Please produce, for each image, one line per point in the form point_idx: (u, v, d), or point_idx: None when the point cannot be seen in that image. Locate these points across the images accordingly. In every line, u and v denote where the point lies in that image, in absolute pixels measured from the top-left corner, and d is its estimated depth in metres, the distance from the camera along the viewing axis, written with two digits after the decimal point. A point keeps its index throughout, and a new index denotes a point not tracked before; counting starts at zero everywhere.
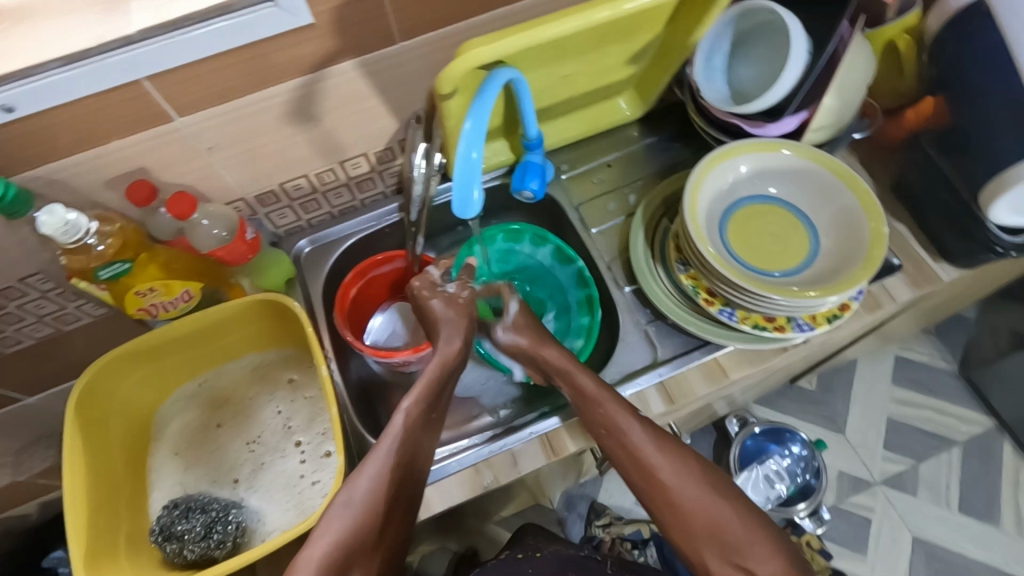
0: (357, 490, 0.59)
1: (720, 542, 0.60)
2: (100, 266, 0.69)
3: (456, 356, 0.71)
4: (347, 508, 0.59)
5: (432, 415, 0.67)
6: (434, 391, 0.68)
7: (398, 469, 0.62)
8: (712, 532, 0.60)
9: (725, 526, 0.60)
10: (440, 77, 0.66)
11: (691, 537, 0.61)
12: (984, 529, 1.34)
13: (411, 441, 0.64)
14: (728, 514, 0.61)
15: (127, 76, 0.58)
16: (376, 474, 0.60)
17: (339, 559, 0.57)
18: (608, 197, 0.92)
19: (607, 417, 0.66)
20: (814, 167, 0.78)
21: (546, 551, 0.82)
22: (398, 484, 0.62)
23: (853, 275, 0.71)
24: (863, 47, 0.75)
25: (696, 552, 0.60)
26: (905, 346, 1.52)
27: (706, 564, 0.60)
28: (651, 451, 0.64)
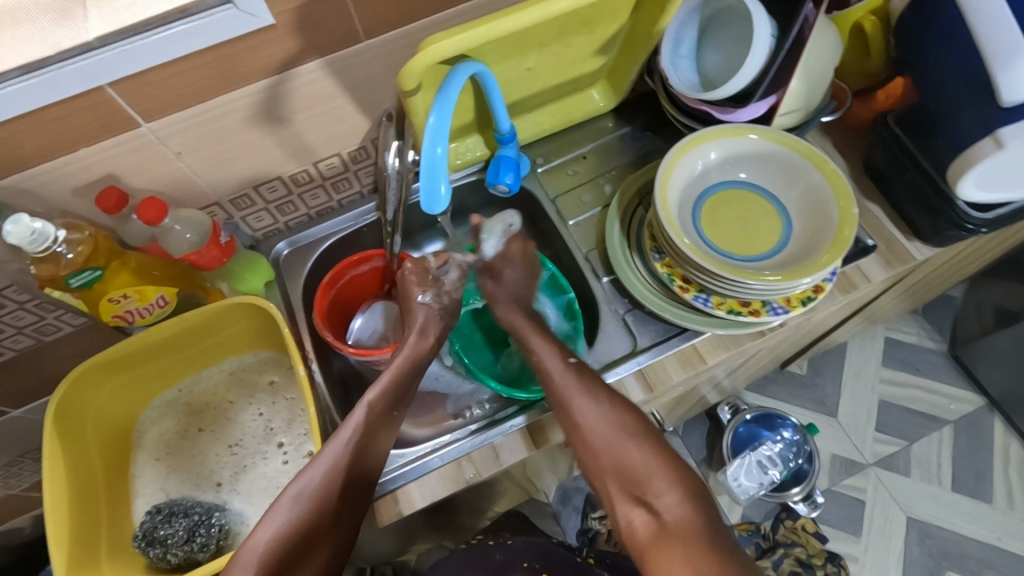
0: (306, 484, 0.62)
1: (622, 475, 0.61)
2: (70, 275, 0.68)
3: (420, 354, 0.74)
4: (294, 503, 0.61)
5: (393, 412, 0.70)
6: (400, 384, 0.72)
7: (352, 464, 0.64)
8: (620, 467, 0.61)
9: (632, 461, 0.61)
10: (403, 73, 0.66)
11: (598, 471, 0.62)
12: (977, 506, 1.35)
13: (365, 440, 0.66)
14: (633, 448, 0.61)
15: (89, 82, 0.58)
16: (329, 465, 0.63)
17: (283, 550, 0.59)
18: (583, 188, 0.92)
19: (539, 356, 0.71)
20: (783, 151, 0.79)
21: (516, 538, 0.89)
22: (350, 480, 0.64)
23: (823, 258, 0.72)
24: (825, 31, 0.75)
25: (603, 486, 0.62)
26: (893, 327, 1.53)
27: (611, 498, 0.61)
28: (569, 386, 0.67)
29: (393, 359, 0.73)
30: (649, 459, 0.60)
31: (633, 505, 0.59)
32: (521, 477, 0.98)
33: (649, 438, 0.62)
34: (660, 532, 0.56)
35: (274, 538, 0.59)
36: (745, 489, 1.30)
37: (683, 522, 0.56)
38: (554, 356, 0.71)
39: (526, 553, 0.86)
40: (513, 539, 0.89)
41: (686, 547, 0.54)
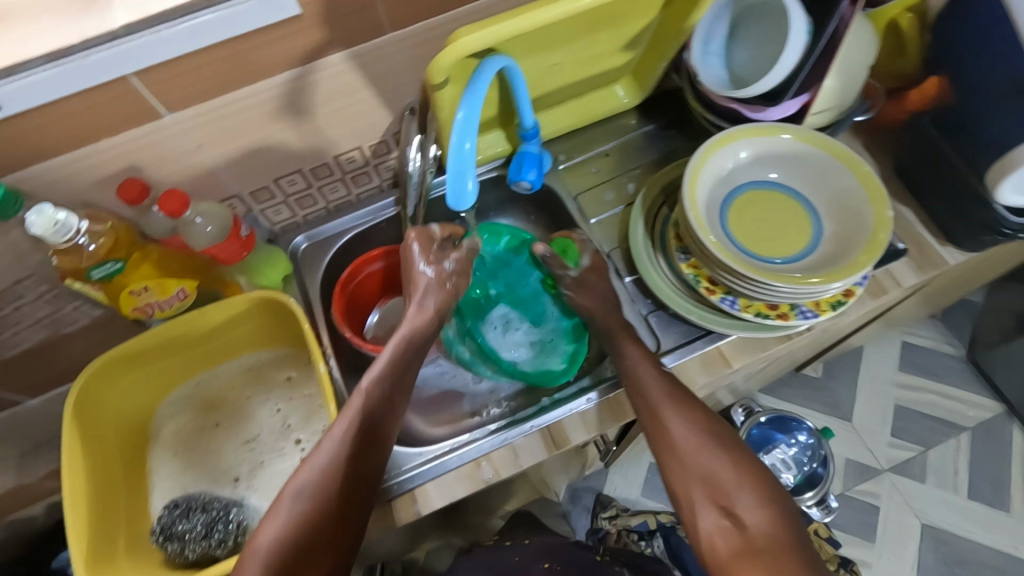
0: (302, 481, 0.62)
1: (710, 485, 0.62)
2: (92, 266, 0.68)
3: (417, 334, 0.73)
4: (296, 502, 0.61)
5: (392, 397, 0.69)
6: (397, 369, 0.71)
7: (351, 458, 0.63)
8: (707, 475, 0.63)
9: (716, 470, 0.63)
10: (431, 67, 0.65)
11: (684, 478, 0.64)
12: (994, 515, 1.33)
13: (364, 432, 0.65)
14: (722, 462, 0.63)
15: (113, 72, 0.58)
16: (327, 457, 0.63)
17: (287, 549, 0.59)
18: (606, 186, 0.91)
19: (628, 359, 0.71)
20: (815, 151, 0.77)
21: (535, 539, 0.90)
22: (352, 473, 0.63)
23: (855, 261, 0.70)
24: (862, 27, 0.73)
25: (686, 494, 0.63)
26: (910, 331, 1.51)
27: (693, 504, 0.63)
28: (657, 392, 0.68)
29: (389, 343, 0.72)
30: (734, 471, 0.63)
31: (715, 513, 0.61)
32: (535, 478, 0.98)
33: (731, 449, 0.64)
34: (744, 542, 0.58)
35: (276, 538, 0.59)
36: None
37: (769, 533, 0.59)
38: (642, 359, 0.71)
39: (544, 554, 0.85)
40: (530, 540, 0.89)
41: (776, 558, 0.57)
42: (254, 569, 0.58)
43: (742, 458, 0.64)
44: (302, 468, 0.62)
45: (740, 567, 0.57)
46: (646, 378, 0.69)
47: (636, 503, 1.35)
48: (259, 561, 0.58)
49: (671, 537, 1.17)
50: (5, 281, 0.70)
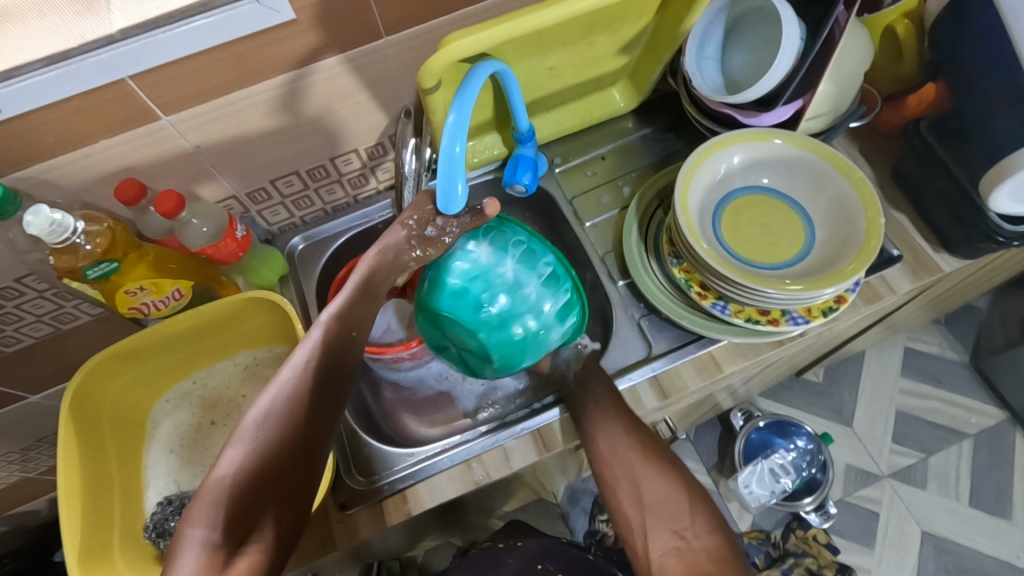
0: (263, 415, 0.59)
1: (661, 511, 0.67)
2: (88, 266, 0.68)
3: (378, 270, 0.67)
4: (257, 436, 0.58)
5: (350, 334, 0.65)
6: (358, 304, 0.66)
7: (311, 392, 0.61)
8: (660, 503, 0.67)
9: (664, 494, 0.67)
10: (423, 71, 0.65)
11: (638, 505, 0.67)
12: (995, 523, 1.32)
13: (325, 366, 0.62)
14: (672, 489, 0.68)
15: (110, 75, 0.59)
16: (284, 393, 0.60)
17: (248, 480, 0.56)
18: (602, 189, 0.91)
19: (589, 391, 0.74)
20: (807, 156, 0.77)
21: (528, 540, 0.89)
22: (314, 410, 0.60)
23: (844, 269, 0.70)
24: (854, 34, 0.74)
25: (638, 518, 0.67)
26: (913, 336, 1.49)
27: (646, 528, 0.66)
28: (617, 421, 0.70)
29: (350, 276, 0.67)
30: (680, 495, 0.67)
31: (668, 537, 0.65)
32: (530, 478, 0.96)
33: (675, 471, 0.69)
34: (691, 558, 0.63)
35: (239, 467, 0.56)
36: (756, 497, 1.29)
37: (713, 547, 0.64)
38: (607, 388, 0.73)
39: (539, 555, 0.86)
40: (523, 542, 0.89)
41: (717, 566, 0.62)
42: (214, 502, 0.55)
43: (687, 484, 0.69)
44: (261, 398, 0.60)
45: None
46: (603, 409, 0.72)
47: None
48: (221, 492, 0.55)
49: None
50: (7, 278, 0.72)
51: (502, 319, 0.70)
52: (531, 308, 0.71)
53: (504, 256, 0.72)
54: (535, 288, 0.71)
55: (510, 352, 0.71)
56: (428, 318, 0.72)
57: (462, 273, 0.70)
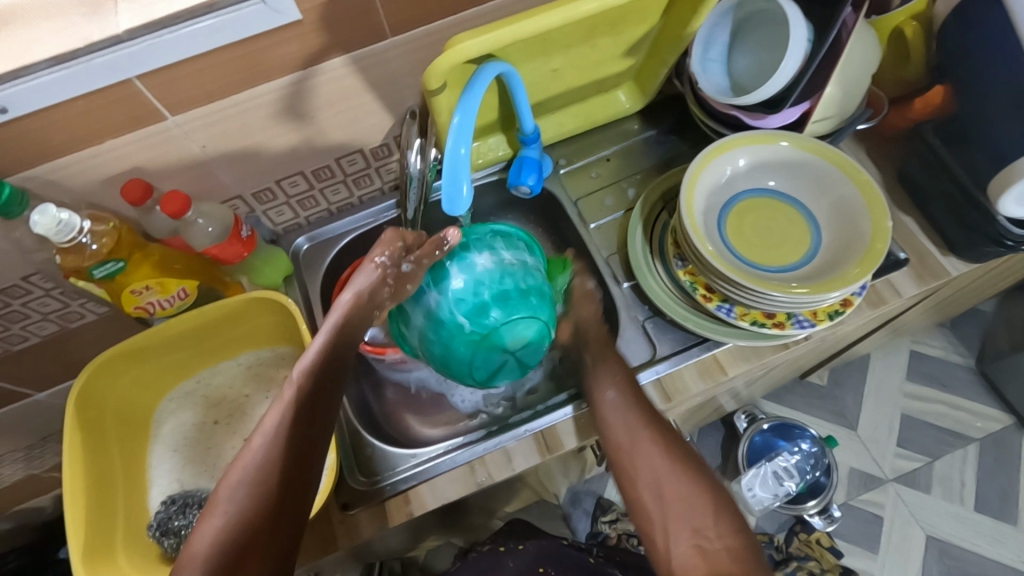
0: (237, 479, 0.58)
1: (684, 507, 0.61)
2: (94, 266, 0.69)
3: (355, 311, 0.66)
4: (229, 503, 0.57)
5: (324, 385, 0.63)
6: (330, 360, 0.64)
7: (284, 451, 0.59)
8: (683, 500, 0.62)
9: (687, 488, 0.62)
10: (428, 72, 0.65)
11: (660, 501, 0.62)
12: (1000, 528, 1.31)
13: (299, 421, 0.61)
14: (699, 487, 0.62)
15: (116, 75, 0.59)
16: (257, 460, 0.59)
17: (222, 553, 0.55)
18: (606, 191, 0.90)
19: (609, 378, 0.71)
20: (814, 159, 0.77)
21: (528, 542, 0.89)
22: (288, 474, 0.59)
23: (850, 272, 0.70)
24: (862, 36, 0.73)
25: (659, 513, 0.62)
26: (918, 339, 1.49)
27: (665, 525, 0.61)
28: (637, 410, 0.68)
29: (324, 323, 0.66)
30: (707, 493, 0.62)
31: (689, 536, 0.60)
32: (533, 480, 0.98)
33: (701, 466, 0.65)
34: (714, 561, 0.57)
35: (215, 539, 0.56)
36: (760, 500, 1.27)
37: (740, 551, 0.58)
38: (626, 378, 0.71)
39: (541, 557, 0.87)
40: (525, 544, 0.89)
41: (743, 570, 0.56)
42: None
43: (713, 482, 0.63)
44: (236, 466, 0.59)
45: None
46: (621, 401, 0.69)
47: None
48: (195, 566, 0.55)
49: None
50: (13, 277, 0.72)
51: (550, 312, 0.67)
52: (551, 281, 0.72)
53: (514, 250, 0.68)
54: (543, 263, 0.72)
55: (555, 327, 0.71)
56: (486, 365, 0.65)
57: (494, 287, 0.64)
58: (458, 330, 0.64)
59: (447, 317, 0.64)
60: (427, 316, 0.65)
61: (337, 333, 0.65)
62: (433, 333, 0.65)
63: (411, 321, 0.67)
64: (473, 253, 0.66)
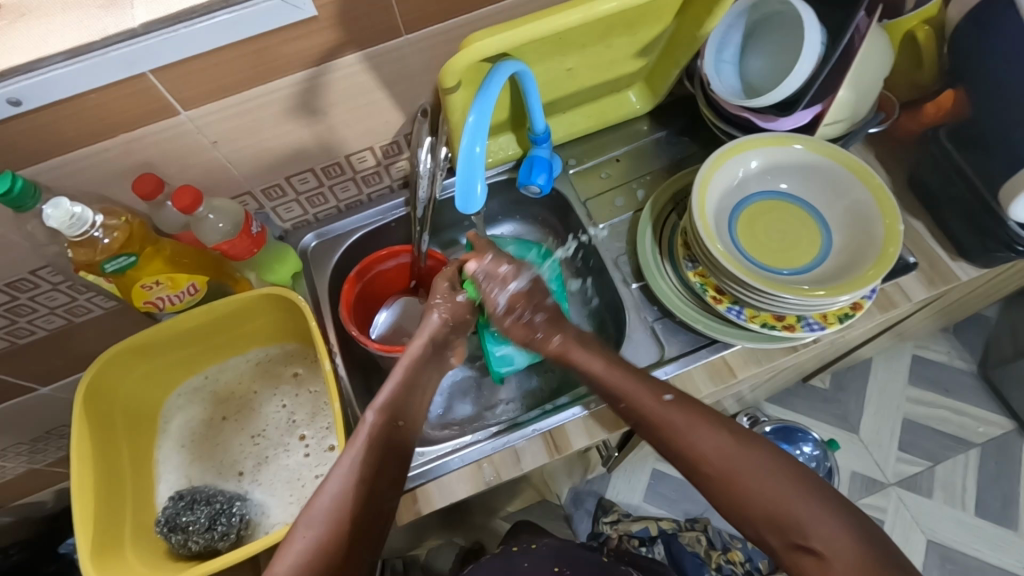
0: (318, 509, 0.59)
1: (773, 519, 0.58)
2: (106, 260, 0.68)
3: (425, 354, 0.72)
4: (309, 528, 0.58)
5: (396, 423, 0.66)
6: (401, 396, 0.68)
7: (362, 485, 0.61)
8: (769, 514, 0.58)
9: (788, 506, 0.58)
10: (445, 69, 0.65)
11: (746, 518, 0.60)
12: (1001, 533, 1.31)
13: (376, 456, 0.63)
14: (781, 489, 0.59)
15: (132, 69, 0.59)
16: (337, 491, 0.60)
17: None
18: (616, 192, 0.90)
19: (630, 401, 0.67)
20: (826, 162, 0.77)
21: (540, 544, 0.88)
22: (364, 505, 0.60)
23: (863, 275, 0.70)
24: (876, 41, 0.73)
25: (754, 530, 0.60)
26: (921, 344, 1.49)
27: (765, 540, 0.59)
28: (682, 433, 0.64)
29: (394, 370, 0.70)
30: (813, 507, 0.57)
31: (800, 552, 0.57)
32: (537, 481, 0.99)
33: (796, 473, 0.60)
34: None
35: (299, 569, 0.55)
36: None
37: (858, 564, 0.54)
38: (648, 392, 0.66)
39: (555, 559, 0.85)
40: (538, 545, 0.88)
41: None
42: None
43: (813, 488, 0.59)
44: (316, 499, 0.59)
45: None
46: (682, 427, 0.64)
47: (638, 509, 1.36)
48: None
49: (673, 543, 1.15)
50: (22, 270, 0.72)
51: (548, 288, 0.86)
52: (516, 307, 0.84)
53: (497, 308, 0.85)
54: None
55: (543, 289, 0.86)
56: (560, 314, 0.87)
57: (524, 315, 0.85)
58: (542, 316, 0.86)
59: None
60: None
61: (407, 379, 0.70)
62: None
63: (513, 338, 0.84)
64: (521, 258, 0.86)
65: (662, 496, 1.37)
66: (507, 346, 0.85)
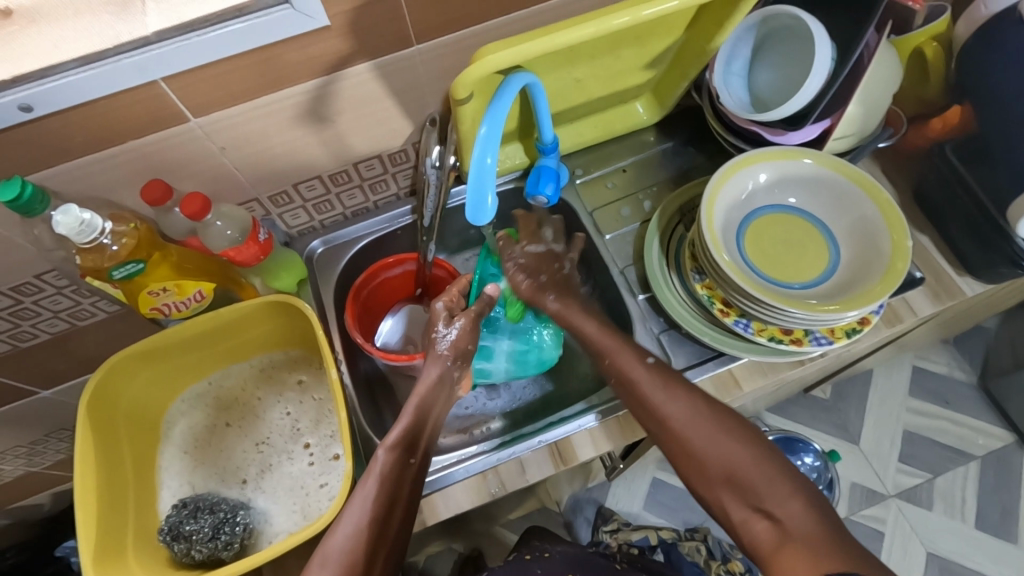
0: (333, 545, 0.59)
1: (735, 485, 0.60)
2: (114, 266, 0.68)
3: (429, 398, 0.71)
4: (324, 568, 0.58)
5: (409, 460, 0.65)
6: (415, 429, 0.68)
7: (376, 522, 0.61)
8: (731, 480, 0.60)
9: (748, 473, 0.59)
10: (459, 78, 0.65)
11: (707, 483, 0.62)
12: (1001, 546, 1.31)
13: (389, 490, 0.63)
14: (745, 459, 0.60)
15: (144, 77, 0.59)
16: (351, 530, 0.60)
17: None
18: (622, 202, 0.90)
19: (615, 365, 0.70)
20: (835, 176, 0.77)
21: (554, 551, 0.87)
22: (377, 544, 0.60)
23: (871, 290, 0.70)
24: (887, 59, 0.74)
25: (714, 497, 0.62)
26: (922, 355, 1.49)
27: (726, 507, 0.61)
28: (656, 393, 0.66)
29: (407, 402, 0.70)
30: (773, 476, 0.59)
31: (761, 521, 0.58)
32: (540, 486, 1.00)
33: (764, 451, 0.61)
34: (784, 544, 0.55)
35: None
36: None
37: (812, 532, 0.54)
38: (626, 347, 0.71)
39: (567, 565, 0.83)
40: (550, 552, 0.86)
41: (812, 555, 0.53)
42: None
43: (776, 461, 0.60)
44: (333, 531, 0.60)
45: (781, 564, 0.54)
46: (658, 400, 0.66)
47: (637, 517, 1.35)
48: None
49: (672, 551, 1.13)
50: (27, 274, 0.72)
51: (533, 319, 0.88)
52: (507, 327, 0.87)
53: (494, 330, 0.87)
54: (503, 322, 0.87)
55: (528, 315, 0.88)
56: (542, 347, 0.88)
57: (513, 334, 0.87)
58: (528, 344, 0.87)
59: (525, 338, 0.87)
60: (511, 342, 0.87)
61: (419, 412, 0.69)
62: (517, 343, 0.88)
63: (495, 355, 0.87)
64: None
65: (662, 504, 1.36)
66: (488, 363, 0.87)
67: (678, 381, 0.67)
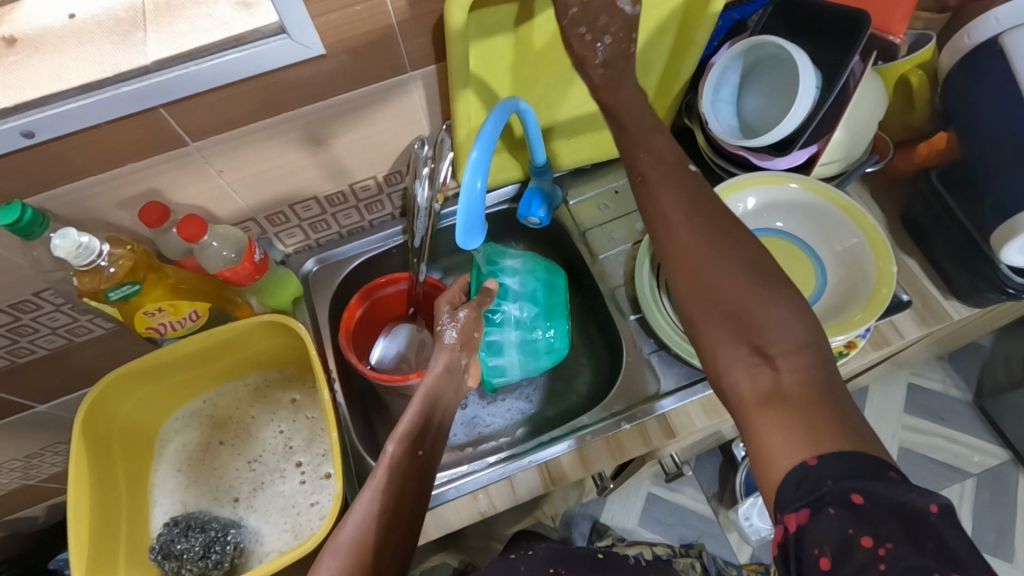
0: (344, 534, 0.55)
1: (735, 321, 0.50)
2: (111, 288, 0.69)
3: (436, 390, 0.65)
4: (334, 557, 0.54)
5: (417, 452, 0.61)
6: (423, 423, 0.63)
7: (385, 515, 0.57)
8: (734, 312, 0.50)
9: (749, 308, 0.49)
10: (450, 2, 0.62)
11: (704, 316, 0.52)
12: (996, 565, 1.31)
13: (398, 487, 0.59)
14: (762, 295, 0.50)
15: (142, 105, 0.60)
16: (360, 519, 0.56)
17: None
18: (615, 224, 0.92)
19: (644, 164, 0.58)
20: (821, 202, 0.79)
21: (537, 547, 0.86)
22: (390, 539, 0.56)
23: (853, 317, 0.71)
24: (874, 83, 0.76)
25: (708, 332, 0.51)
26: (917, 372, 1.49)
27: (713, 344, 0.51)
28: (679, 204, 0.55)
29: (414, 395, 0.65)
30: (785, 323, 0.49)
31: (755, 374, 0.48)
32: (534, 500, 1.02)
33: (796, 304, 0.50)
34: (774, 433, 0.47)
35: None
36: (756, 530, 1.26)
37: (812, 397, 0.46)
38: (664, 163, 0.57)
39: (551, 559, 0.83)
40: (535, 549, 0.86)
41: None
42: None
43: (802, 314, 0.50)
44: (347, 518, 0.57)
45: None
46: (677, 217, 0.54)
47: (632, 533, 1.35)
48: None
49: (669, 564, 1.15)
50: (25, 292, 0.73)
51: (546, 311, 0.85)
52: (517, 322, 0.84)
53: (504, 325, 0.84)
54: (512, 316, 0.84)
55: (541, 307, 0.85)
56: (555, 348, 0.85)
57: (522, 327, 0.84)
58: (541, 340, 0.85)
59: (531, 327, 0.84)
60: (519, 334, 0.84)
61: (427, 404, 0.64)
62: (530, 336, 0.84)
63: (506, 349, 0.84)
64: (507, 272, 0.85)
65: (657, 520, 1.36)
66: (501, 359, 0.84)
67: (709, 204, 0.55)
